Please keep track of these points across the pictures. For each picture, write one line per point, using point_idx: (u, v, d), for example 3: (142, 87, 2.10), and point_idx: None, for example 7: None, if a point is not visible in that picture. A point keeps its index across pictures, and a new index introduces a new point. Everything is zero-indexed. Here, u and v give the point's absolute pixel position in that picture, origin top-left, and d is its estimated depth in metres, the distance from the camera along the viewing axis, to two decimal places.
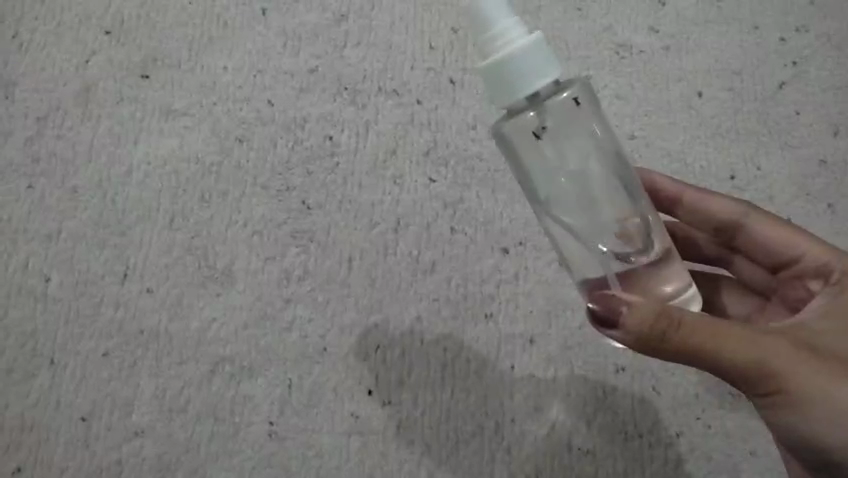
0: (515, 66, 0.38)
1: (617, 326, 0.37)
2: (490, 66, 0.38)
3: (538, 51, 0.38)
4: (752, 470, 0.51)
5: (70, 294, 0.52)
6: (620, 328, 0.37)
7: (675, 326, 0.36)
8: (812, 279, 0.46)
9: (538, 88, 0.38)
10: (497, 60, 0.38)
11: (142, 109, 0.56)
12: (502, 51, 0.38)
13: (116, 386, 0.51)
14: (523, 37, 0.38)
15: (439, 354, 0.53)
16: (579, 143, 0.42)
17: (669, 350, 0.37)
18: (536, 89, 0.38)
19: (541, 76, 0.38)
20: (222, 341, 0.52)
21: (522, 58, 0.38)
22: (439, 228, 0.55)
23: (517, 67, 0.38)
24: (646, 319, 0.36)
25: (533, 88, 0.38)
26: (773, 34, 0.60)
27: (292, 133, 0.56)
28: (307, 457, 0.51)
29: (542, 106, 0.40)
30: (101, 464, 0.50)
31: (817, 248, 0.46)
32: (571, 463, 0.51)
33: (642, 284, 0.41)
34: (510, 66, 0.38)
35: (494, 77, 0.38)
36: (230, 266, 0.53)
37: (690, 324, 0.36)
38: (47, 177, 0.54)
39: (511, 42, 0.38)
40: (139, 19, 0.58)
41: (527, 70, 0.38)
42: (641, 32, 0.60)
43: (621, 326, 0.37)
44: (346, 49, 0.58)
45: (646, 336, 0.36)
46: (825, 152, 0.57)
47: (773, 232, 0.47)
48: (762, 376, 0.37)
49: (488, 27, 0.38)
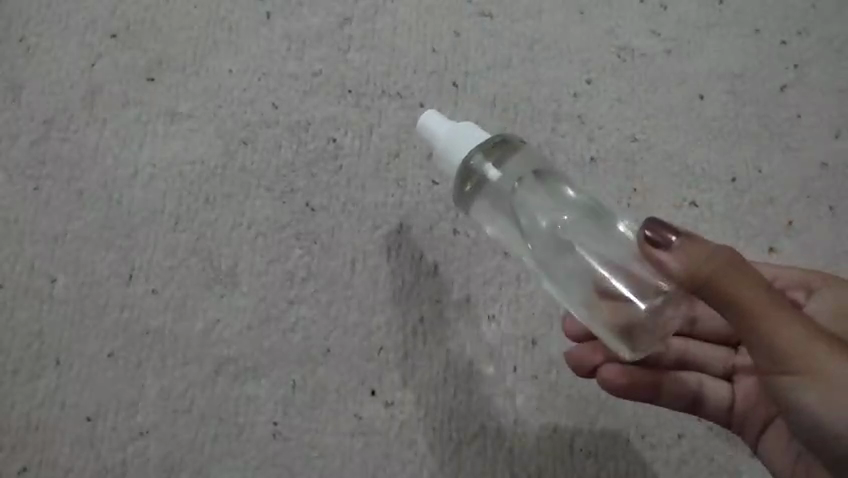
0: (450, 144, 0.44)
1: (670, 255, 0.38)
2: (438, 153, 0.45)
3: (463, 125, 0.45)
4: (753, 470, 0.52)
5: (75, 294, 0.53)
6: (668, 258, 0.38)
7: (720, 271, 0.37)
8: (794, 291, 0.47)
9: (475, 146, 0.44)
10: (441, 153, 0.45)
11: (148, 112, 0.56)
12: (437, 136, 0.45)
13: (121, 387, 0.51)
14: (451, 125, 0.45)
15: (441, 355, 0.53)
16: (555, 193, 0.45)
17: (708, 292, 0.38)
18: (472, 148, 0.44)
19: (475, 134, 0.44)
20: (226, 341, 0.52)
21: (450, 130, 0.45)
22: (441, 230, 0.55)
23: (451, 143, 0.44)
24: (697, 255, 0.38)
25: (471, 147, 0.44)
26: (774, 37, 0.60)
27: (295, 136, 0.57)
28: (311, 457, 0.51)
29: (488, 154, 0.44)
30: (106, 465, 0.50)
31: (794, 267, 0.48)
32: (573, 465, 0.52)
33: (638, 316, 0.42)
34: (446, 140, 0.45)
35: (444, 157, 0.45)
36: (235, 267, 0.54)
37: (734, 273, 0.37)
38: (53, 179, 0.55)
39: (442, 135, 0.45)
40: (144, 23, 0.58)
41: (457, 141, 0.44)
42: (641, 35, 0.60)
43: (675, 254, 0.38)
44: (350, 52, 0.59)
45: (692, 271, 0.38)
46: (825, 155, 0.58)
47: None
48: (796, 352, 0.37)
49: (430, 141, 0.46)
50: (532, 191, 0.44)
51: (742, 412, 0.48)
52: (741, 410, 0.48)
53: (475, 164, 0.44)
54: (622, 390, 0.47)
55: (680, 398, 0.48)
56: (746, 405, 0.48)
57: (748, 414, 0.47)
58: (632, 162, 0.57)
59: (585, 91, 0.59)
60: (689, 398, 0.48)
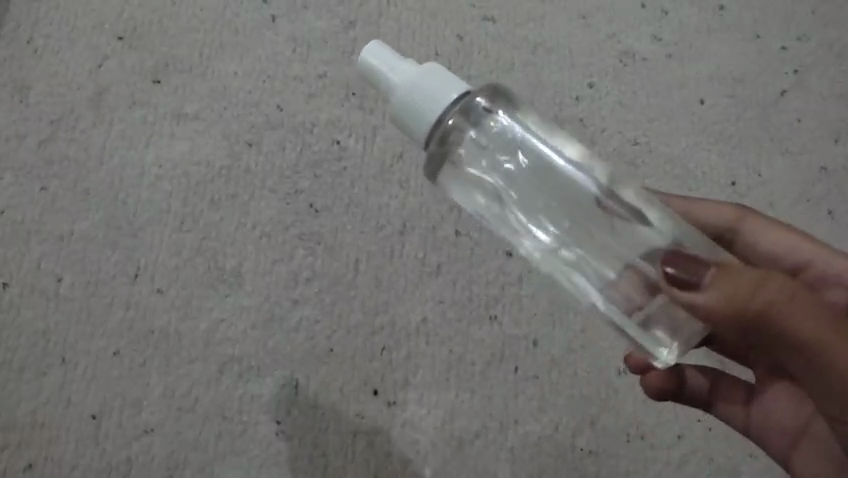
0: (410, 102, 0.37)
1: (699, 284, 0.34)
2: (396, 109, 0.37)
3: (429, 79, 0.37)
4: (751, 472, 0.52)
5: (81, 293, 0.53)
6: (692, 294, 0.34)
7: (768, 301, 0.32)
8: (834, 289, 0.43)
9: (441, 110, 0.37)
10: (398, 107, 0.37)
11: (154, 114, 0.57)
12: (397, 85, 0.37)
13: (127, 385, 0.52)
14: (412, 72, 0.37)
15: (444, 355, 0.53)
16: (538, 151, 0.41)
17: (803, 255, 0.43)
18: (439, 112, 0.37)
19: (445, 92, 0.37)
20: (231, 340, 0.53)
21: (417, 80, 0.37)
22: (444, 231, 0.55)
23: (410, 101, 0.37)
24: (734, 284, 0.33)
25: (438, 110, 0.37)
26: (774, 42, 0.61)
27: (300, 137, 0.57)
28: (314, 456, 0.51)
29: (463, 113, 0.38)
30: (111, 463, 0.50)
31: (839, 263, 0.43)
32: (574, 464, 0.52)
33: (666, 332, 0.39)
34: (410, 93, 0.37)
35: (407, 117, 0.37)
36: (239, 267, 0.54)
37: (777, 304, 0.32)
38: (60, 179, 0.55)
39: (400, 84, 0.37)
40: (150, 25, 0.59)
41: (418, 99, 0.37)
42: (643, 40, 0.61)
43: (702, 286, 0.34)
44: (354, 55, 0.59)
45: (726, 306, 0.33)
46: (825, 159, 0.58)
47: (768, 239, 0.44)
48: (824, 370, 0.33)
49: (386, 86, 0.38)
50: (505, 144, 0.41)
51: (761, 420, 0.43)
52: (762, 417, 0.43)
53: (442, 128, 0.37)
54: (663, 394, 0.47)
55: (659, 391, 0.47)
56: (776, 407, 0.42)
57: (765, 429, 0.43)
58: (633, 166, 0.57)
59: (586, 95, 0.59)
60: (703, 401, 0.46)
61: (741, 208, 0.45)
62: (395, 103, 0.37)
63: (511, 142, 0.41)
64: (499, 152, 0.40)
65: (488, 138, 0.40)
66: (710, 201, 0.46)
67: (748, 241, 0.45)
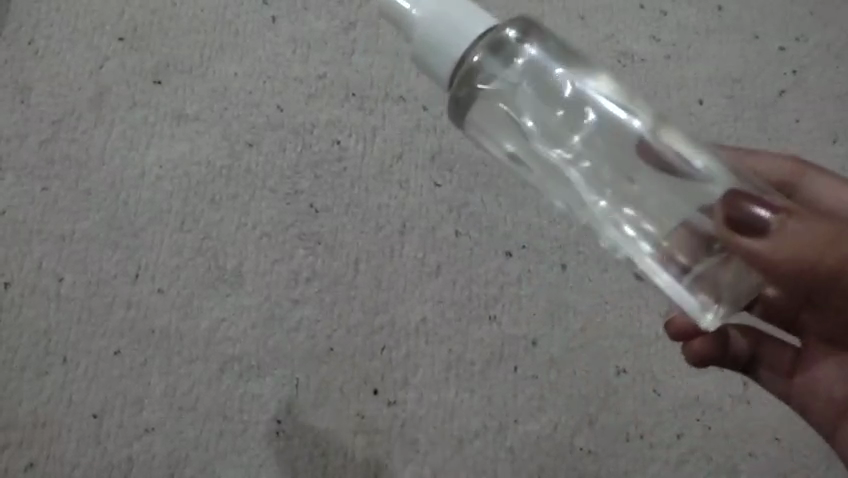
0: (431, 39, 0.36)
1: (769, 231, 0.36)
2: (418, 47, 0.37)
3: (450, 13, 0.36)
4: (750, 471, 0.52)
5: (82, 293, 0.53)
6: (762, 239, 0.36)
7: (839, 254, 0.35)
8: None
9: (464, 46, 0.36)
10: (420, 44, 0.37)
11: (155, 114, 0.57)
12: (417, 20, 0.37)
13: (128, 384, 0.52)
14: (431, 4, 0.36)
15: (443, 355, 0.53)
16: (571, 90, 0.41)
17: None
18: (462, 48, 0.36)
19: (467, 27, 0.36)
20: (231, 340, 0.53)
21: (438, 14, 0.36)
22: (443, 232, 0.56)
23: (432, 38, 0.36)
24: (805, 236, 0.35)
25: (462, 46, 0.36)
26: (773, 43, 0.61)
27: (300, 138, 0.57)
28: (315, 455, 0.51)
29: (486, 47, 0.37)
30: (113, 461, 0.51)
31: None
32: (573, 463, 0.52)
33: (717, 290, 0.38)
34: (432, 29, 0.36)
35: (429, 51, 0.36)
36: (239, 267, 0.54)
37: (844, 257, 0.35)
38: (61, 179, 0.55)
39: (419, 20, 0.36)
40: (151, 26, 0.59)
41: (441, 37, 0.36)
42: (642, 41, 0.61)
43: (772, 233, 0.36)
44: (354, 55, 0.59)
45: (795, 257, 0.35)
46: (824, 159, 0.58)
47: (829, 192, 0.44)
48: None
49: (404, 21, 0.37)
50: (535, 82, 0.40)
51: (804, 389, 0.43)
52: (807, 387, 0.43)
53: (467, 62, 0.37)
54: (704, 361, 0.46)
55: (701, 358, 0.46)
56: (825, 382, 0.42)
57: (810, 401, 0.43)
58: None
59: None
60: (746, 364, 0.46)
61: (798, 161, 0.45)
62: (416, 38, 0.37)
63: (541, 80, 0.40)
64: (527, 89, 0.40)
65: (517, 75, 0.39)
66: (767, 153, 0.45)
67: (810, 194, 0.44)
